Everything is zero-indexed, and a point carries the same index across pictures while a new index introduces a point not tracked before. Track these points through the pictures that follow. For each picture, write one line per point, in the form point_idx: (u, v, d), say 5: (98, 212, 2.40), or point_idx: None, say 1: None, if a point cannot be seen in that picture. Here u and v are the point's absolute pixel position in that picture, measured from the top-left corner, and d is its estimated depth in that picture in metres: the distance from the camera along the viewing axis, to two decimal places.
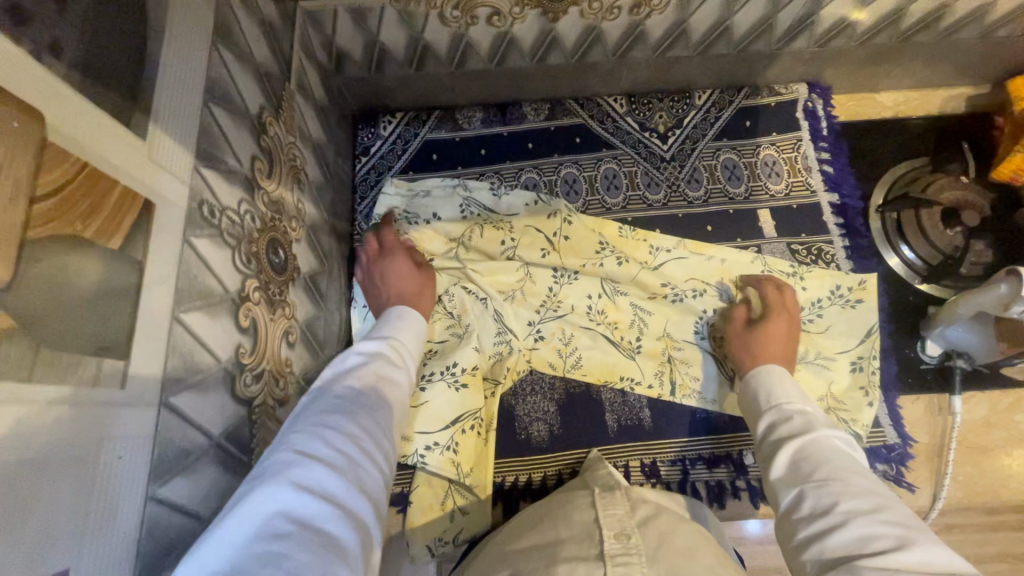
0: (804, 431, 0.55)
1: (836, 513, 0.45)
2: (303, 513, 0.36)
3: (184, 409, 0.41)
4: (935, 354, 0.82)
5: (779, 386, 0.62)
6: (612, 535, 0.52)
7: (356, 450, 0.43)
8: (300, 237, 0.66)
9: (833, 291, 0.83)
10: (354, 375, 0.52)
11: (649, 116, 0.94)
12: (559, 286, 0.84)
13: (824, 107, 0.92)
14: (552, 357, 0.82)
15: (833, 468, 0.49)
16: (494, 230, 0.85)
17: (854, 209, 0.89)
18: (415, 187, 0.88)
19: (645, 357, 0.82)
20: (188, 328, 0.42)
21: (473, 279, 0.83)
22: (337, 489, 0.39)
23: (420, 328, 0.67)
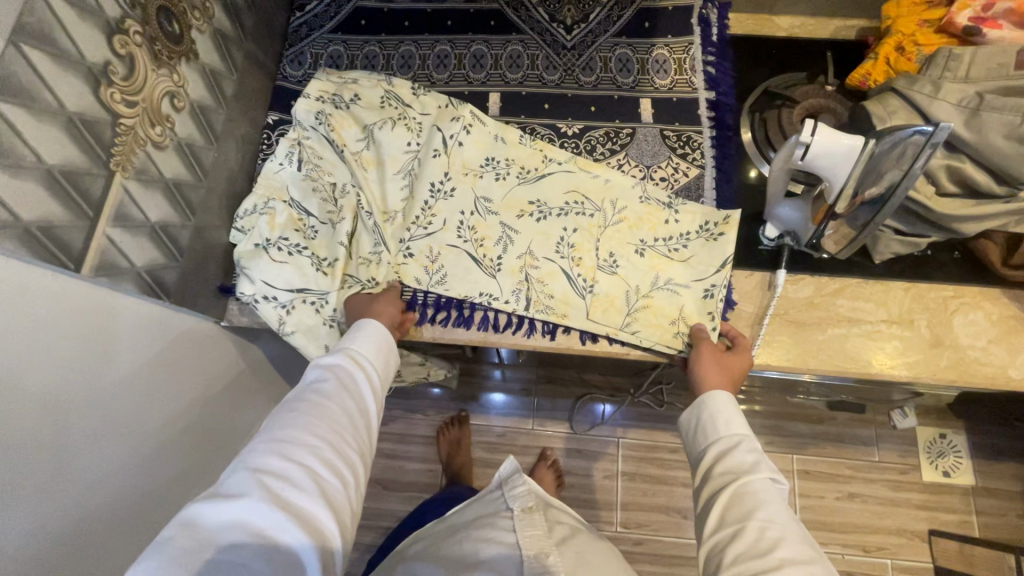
0: (752, 469, 0.63)
1: (775, 560, 0.54)
2: (256, 523, 0.54)
3: (36, 62, 0.52)
4: (772, 236, 0.89)
5: (737, 420, 0.69)
6: (534, 555, 0.78)
7: (302, 461, 0.60)
8: (203, 31, 0.78)
9: (702, 226, 0.89)
10: (310, 392, 0.68)
11: (558, 10, 1.03)
12: (434, 201, 0.92)
13: (718, 17, 1.01)
14: (419, 273, 0.89)
15: (774, 514, 0.58)
16: (406, 127, 0.95)
17: (726, 106, 0.96)
18: (345, 75, 0.97)
19: (506, 274, 0.88)
20: (50, 5, 0.53)
21: (366, 189, 0.91)
22: (287, 496, 0.57)
23: (386, 336, 0.79)
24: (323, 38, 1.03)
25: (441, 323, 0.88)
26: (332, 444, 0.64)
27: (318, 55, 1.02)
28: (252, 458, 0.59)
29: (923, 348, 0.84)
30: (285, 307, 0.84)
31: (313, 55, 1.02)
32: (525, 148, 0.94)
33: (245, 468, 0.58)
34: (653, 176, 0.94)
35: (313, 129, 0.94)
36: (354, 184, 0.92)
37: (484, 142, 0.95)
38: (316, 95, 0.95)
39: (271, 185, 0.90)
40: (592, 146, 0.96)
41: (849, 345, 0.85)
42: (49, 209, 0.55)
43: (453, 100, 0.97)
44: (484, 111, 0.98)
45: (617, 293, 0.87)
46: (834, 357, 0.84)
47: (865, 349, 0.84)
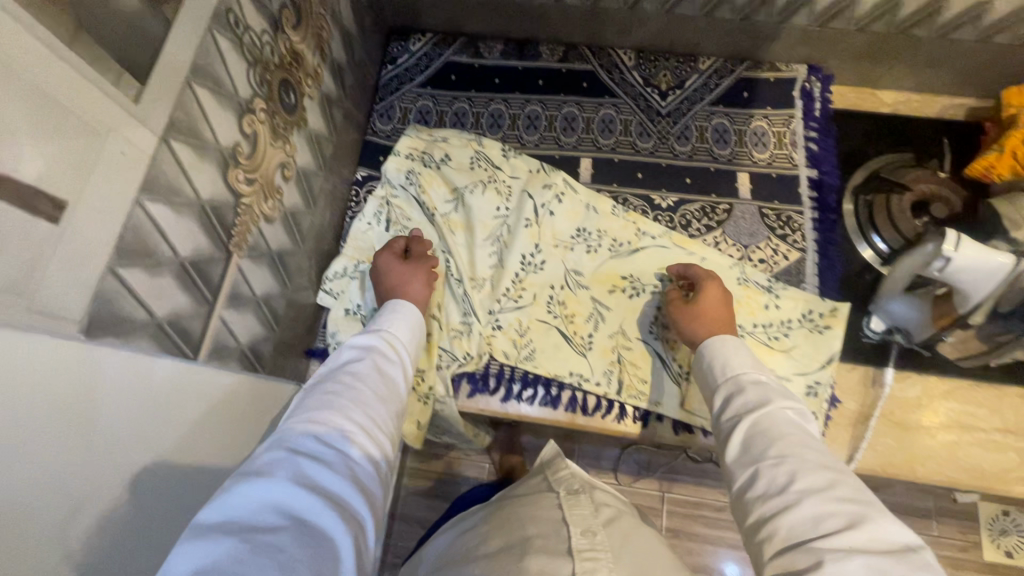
0: (763, 406, 0.59)
1: (796, 489, 0.49)
2: (290, 507, 0.45)
3: (181, 157, 0.51)
4: (878, 330, 0.85)
5: (734, 359, 0.66)
6: (580, 532, 0.62)
7: (341, 448, 0.52)
8: (313, 96, 0.76)
9: (804, 315, 0.85)
10: (345, 371, 0.60)
11: (654, 73, 1.00)
12: (525, 272, 0.89)
13: (821, 90, 0.97)
14: (507, 346, 0.86)
15: (788, 446, 0.53)
16: (494, 191, 0.93)
17: (829, 186, 0.93)
18: (436, 133, 0.95)
19: (596, 354, 0.86)
20: (197, 97, 0.52)
21: (456, 254, 0.89)
22: (322, 481, 0.48)
23: (417, 322, 0.74)
24: (413, 92, 1.01)
25: (528, 401, 0.85)
26: (371, 429, 0.56)
27: (407, 108, 1.01)
28: (286, 441, 0.51)
29: None
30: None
31: (403, 109, 1.00)
32: (616, 219, 0.91)
33: (278, 451, 0.49)
34: (751, 258, 0.90)
35: (402, 188, 0.93)
36: (444, 250, 0.90)
37: (575, 211, 0.92)
38: (407, 154, 0.94)
39: (360, 249, 0.89)
40: (687, 221, 0.93)
41: (961, 455, 0.80)
42: (175, 302, 0.54)
43: (545, 165, 0.95)
44: (575, 177, 0.96)
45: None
46: (945, 466, 0.79)
47: (978, 460, 0.79)
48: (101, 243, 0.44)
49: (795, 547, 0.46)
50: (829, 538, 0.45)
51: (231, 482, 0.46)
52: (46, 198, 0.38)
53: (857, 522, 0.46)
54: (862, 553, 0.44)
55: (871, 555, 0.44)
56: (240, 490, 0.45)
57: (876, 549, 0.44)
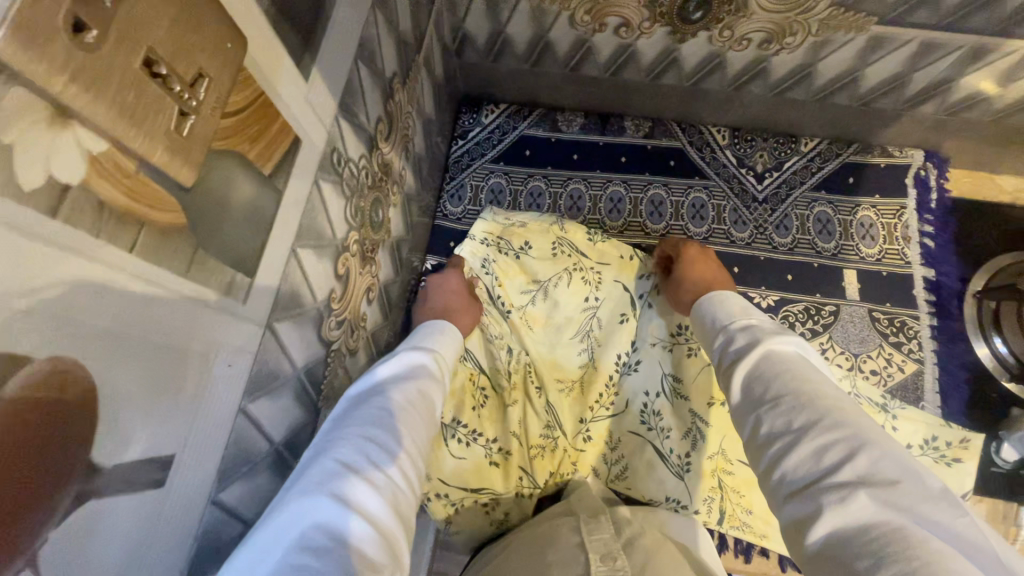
0: (755, 346, 0.53)
1: (800, 425, 0.44)
2: (341, 530, 0.37)
3: (282, 336, 0.44)
4: (1009, 459, 0.77)
5: (721, 309, 0.61)
6: (599, 558, 0.56)
7: (389, 469, 0.44)
8: (396, 201, 0.69)
9: (926, 441, 0.76)
10: (395, 387, 0.54)
11: (749, 153, 0.92)
12: (616, 377, 0.80)
13: (937, 178, 0.88)
14: (596, 460, 0.80)
15: (787, 383, 0.47)
16: (582, 283, 0.81)
17: (948, 289, 0.85)
18: (516, 217, 0.84)
19: (696, 478, 0.76)
20: (300, 262, 0.45)
21: (538, 358, 0.80)
22: (371, 506, 0.40)
23: (456, 337, 0.69)
24: (484, 169, 0.94)
25: None
26: (413, 457, 0.48)
27: (479, 187, 0.93)
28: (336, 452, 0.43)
29: None
30: (456, 503, 0.74)
31: (474, 188, 0.93)
32: None
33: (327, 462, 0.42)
34: (861, 368, 0.82)
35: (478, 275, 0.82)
36: (524, 350, 0.80)
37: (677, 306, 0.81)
38: (482, 235, 0.83)
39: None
40: (790, 324, 0.85)
41: None
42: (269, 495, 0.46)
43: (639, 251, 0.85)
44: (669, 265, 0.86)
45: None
46: None
47: None
48: (196, 485, 0.36)
49: (797, 492, 0.41)
50: (833, 473, 0.39)
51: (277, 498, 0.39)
52: (150, 467, 0.30)
53: (864, 449, 0.40)
54: (867, 480, 0.38)
55: (878, 481, 0.38)
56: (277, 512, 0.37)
57: (883, 478, 0.38)
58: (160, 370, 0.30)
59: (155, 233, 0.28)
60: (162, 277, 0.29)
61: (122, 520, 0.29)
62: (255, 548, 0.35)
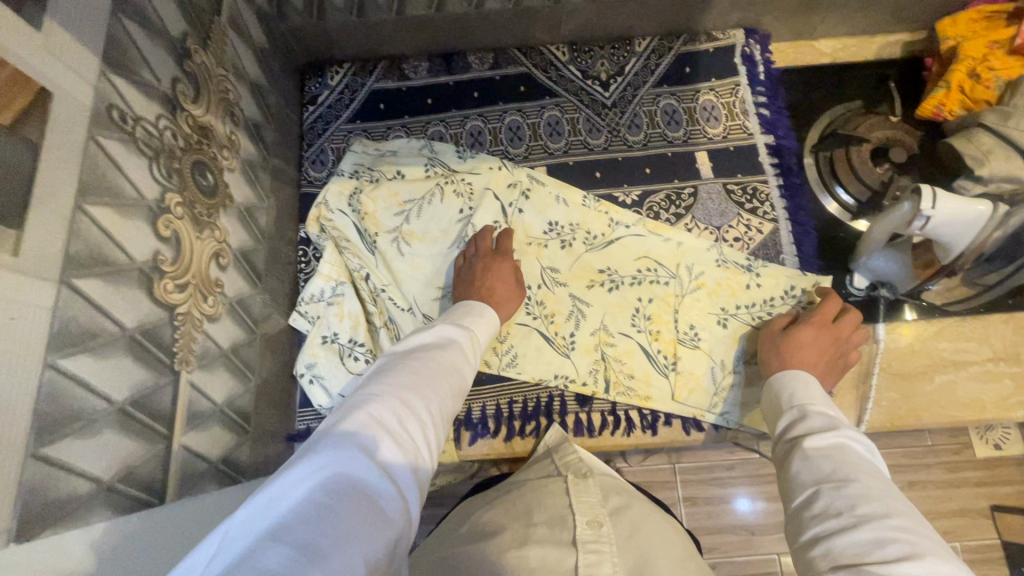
0: (828, 430, 0.58)
1: (862, 514, 0.48)
2: (361, 478, 0.42)
3: (90, 292, 0.44)
4: (862, 286, 0.84)
5: (804, 390, 0.65)
6: (585, 522, 0.59)
7: (410, 428, 0.49)
8: (233, 168, 0.68)
9: (787, 291, 0.83)
10: (429, 358, 0.58)
11: (591, 64, 0.96)
12: None
13: (761, 52, 0.95)
14: (488, 354, 0.83)
15: (854, 471, 0.52)
16: (453, 197, 0.90)
17: (788, 150, 0.91)
18: (382, 147, 0.92)
19: (580, 353, 0.83)
20: (95, 219, 0.45)
21: (418, 268, 0.87)
22: (389, 461, 0.45)
23: (494, 322, 0.73)
24: (342, 130, 0.94)
25: (533, 434, 0.81)
26: (437, 425, 0.53)
27: (341, 149, 0.93)
28: (372, 408, 0.48)
29: None
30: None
31: (335, 151, 0.93)
32: (587, 211, 0.89)
33: (361, 418, 0.47)
34: (725, 238, 0.88)
35: (343, 212, 0.88)
36: (404, 271, 0.86)
37: (544, 205, 0.90)
38: (351, 170, 0.91)
39: (334, 267, 0.83)
40: (655, 213, 0.90)
41: (961, 391, 0.82)
42: (126, 452, 0.47)
43: (507, 162, 0.92)
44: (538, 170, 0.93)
45: (703, 371, 0.82)
46: (947, 407, 0.81)
47: (977, 393, 0.82)
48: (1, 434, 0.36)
49: (846, 567, 0.45)
50: (890, 565, 0.43)
51: (317, 443, 0.44)
52: None
53: (915, 553, 0.44)
54: None
55: None
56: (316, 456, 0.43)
57: None
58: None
59: None
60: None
61: None
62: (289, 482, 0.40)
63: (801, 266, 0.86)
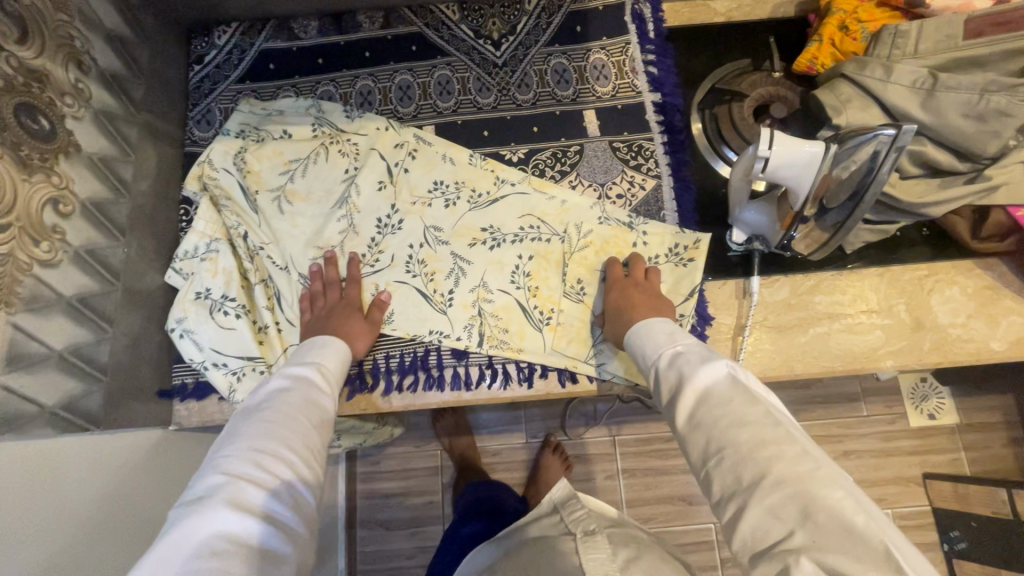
0: (687, 381, 0.60)
1: (748, 484, 0.48)
2: (233, 534, 0.46)
3: None
4: (740, 241, 0.84)
5: (651, 341, 0.68)
6: None
7: (275, 476, 0.52)
8: (81, 117, 0.68)
9: (671, 248, 0.84)
10: (279, 398, 0.61)
11: (482, 23, 0.95)
12: (381, 235, 0.87)
13: (651, 11, 0.95)
14: (366, 311, 0.84)
15: (721, 425, 0.53)
16: (339, 156, 0.90)
17: (674, 107, 0.91)
18: (269, 106, 0.91)
19: (457, 309, 0.83)
20: None
21: (298, 226, 0.86)
22: (257, 506, 0.49)
23: (348, 353, 0.74)
24: (230, 90, 0.93)
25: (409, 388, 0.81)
26: (306, 465, 0.56)
27: (228, 110, 0.92)
28: (225, 464, 0.51)
29: (905, 333, 0.82)
30: (237, 372, 0.78)
31: (222, 111, 0.92)
32: (473, 169, 0.89)
33: (217, 475, 0.50)
34: (608, 195, 0.88)
35: (227, 170, 0.88)
36: (285, 229, 0.86)
37: (431, 164, 0.90)
38: (237, 129, 0.91)
39: (210, 224, 0.84)
40: (540, 170, 0.90)
41: (835, 342, 0.82)
42: None
43: (395, 122, 0.92)
44: (427, 130, 0.92)
45: (582, 324, 0.83)
46: (821, 358, 0.82)
47: (849, 344, 0.82)
48: None
49: (765, 553, 0.45)
50: (789, 538, 0.44)
51: (187, 506, 0.47)
52: None
53: (808, 514, 0.44)
54: (817, 544, 0.42)
55: (826, 543, 0.42)
56: (194, 519, 0.46)
57: (838, 532, 0.42)
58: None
59: None
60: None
61: None
62: (165, 545, 0.44)
63: (680, 222, 0.86)
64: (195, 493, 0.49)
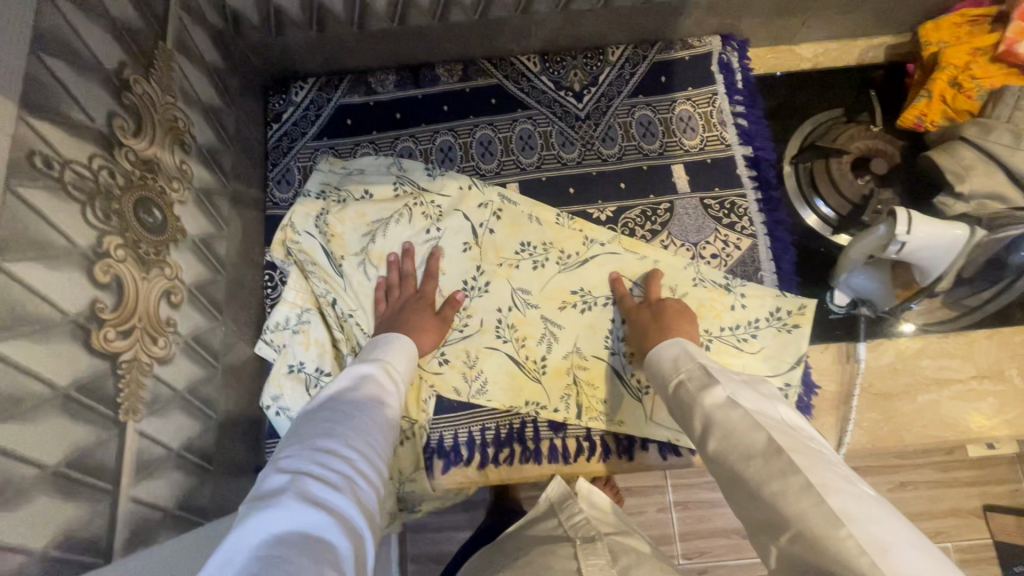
0: (703, 407, 0.58)
1: (767, 521, 0.47)
2: (307, 523, 0.43)
3: (11, 355, 0.42)
4: (842, 304, 0.82)
5: (664, 367, 0.67)
6: None
7: (342, 472, 0.50)
8: (185, 200, 0.66)
9: (772, 312, 0.82)
10: (342, 398, 0.61)
11: (564, 74, 0.93)
12: (469, 298, 0.85)
13: (739, 60, 0.92)
14: (457, 381, 0.82)
15: (731, 455, 0.52)
16: (421, 216, 0.87)
17: (767, 161, 0.88)
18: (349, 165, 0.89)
19: (551, 377, 0.81)
20: (14, 276, 0.42)
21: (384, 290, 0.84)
22: (331, 500, 0.46)
23: (409, 353, 0.73)
24: (308, 148, 0.91)
25: (506, 462, 0.80)
26: (366, 464, 0.54)
27: (308, 169, 0.91)
28: (293, 459, 0.50)
29: (1019, 401, 0.79)
30: None
31: (301, 170, 0.91)
32: (561, 228, 0.86)
33: (290, 467, 0.49)
34: (702, 255, 0.86)
35: (310, 234, 0.85)
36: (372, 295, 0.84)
37: (517, 225, 0.87)
38: (317, 190, 0.88)
39: (300, 293, 0.83)
40: (630, 229, 0.87)
41: (944, 411, 0.79)
42: (66, 515, 0.46)
43: (477, 180, 0.89)
44: (510, 188, 0.90)
45: None
46: (931, 427, 0.79)
47: (960, 413, 0.79)
48: None
49: None
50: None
51: (264, 495, 0.46)
52: None
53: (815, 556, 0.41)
54: None
55: None
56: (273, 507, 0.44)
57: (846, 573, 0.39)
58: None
59: None
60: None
61: None
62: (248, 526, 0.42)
63: (779, 284, 0.84)
64: (264, 482, 0.48)
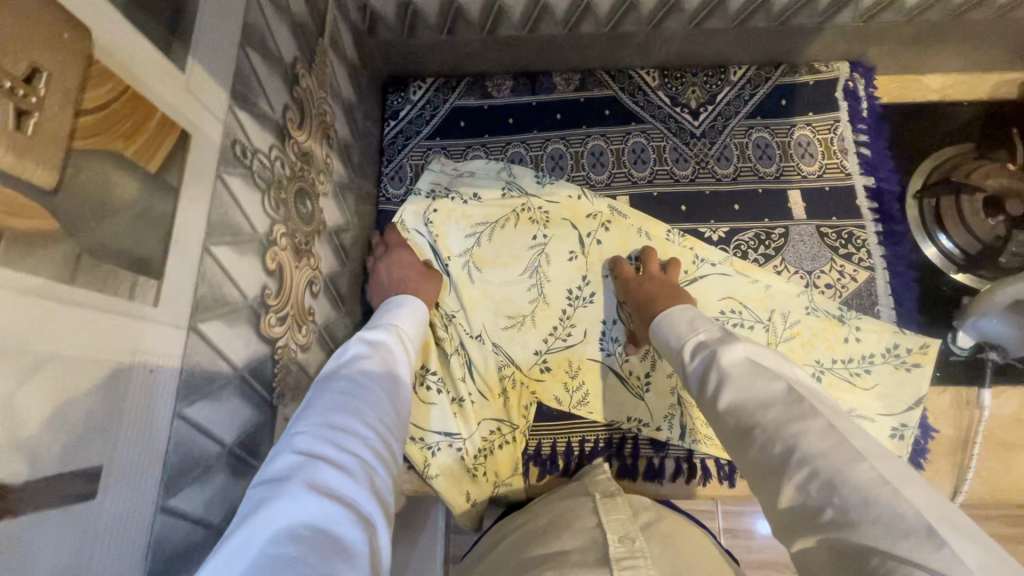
0: (720, 360, 0.52)
1: (777, 458, 0.42)
2: (320, 518, 0.35)
3: (212, 336, 0.43)
4: (966, 346, 0.79)
5: (674, 330, 0.61)
6: (617, 538, 0.52)
7: (354, 450, 0.42)
8: (327, 192, 0.68)
9: (889, 349, 0.79)
10: (357, 363, 0.53)
11: (681, 90, 0.92)
12: (573, 308, 0.84)
13: (866, 87, 0.89)
14: (559, 391, 0.82)
15: (752, 401, 0.46)
16: (528, 221, 0.86)
17: (889, 194, 0.86)
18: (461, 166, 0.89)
19: (654, 395, 0.81)
20: (218, 259, 0.44)
21: (489, 292, 0.84)
22: (352, 489, 0.38)
23: (417, 318, 0.69)
24: (421, 147, 0.93)
25: None
26: (384, 440, 0.46)
27: (420, 168, 0.92)
28: (301, 438, 0.42)
29: None
30: (433, 447, 0.77)
31: (413, 168, 0.92)
32: (670, 244, 0.85)
33: (294, 450, 0.40)
34: (816, 284, 0.83)
35: (420, 231, 0.86)
36: (478, 297, 0.84)
37: (627, 238, 0.85)
38: (428, 189, 0.88)
39: None
40: (742, 252, 0.86)
41: None
42: (233, 493, 0.47)
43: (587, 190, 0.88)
44: (619, 200, 0.88)
45: None
46: None
47: None
48: (131, 492, 0.35)
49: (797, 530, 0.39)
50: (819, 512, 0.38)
51: (258, 491, 0.37)
52: (67, 480, 0.30)
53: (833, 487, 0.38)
54: (847, 519, 0.37)
55: (857, 518, 0.36)
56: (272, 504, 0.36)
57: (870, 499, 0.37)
58: (51, 388, 0.29)
59: (21, 242, 0.27)
60: (15, 283, 0.27)
61: (52, 535, 0.29)
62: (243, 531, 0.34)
63: (897, 320, 0.81)
64: (262, 477, 0.39)
